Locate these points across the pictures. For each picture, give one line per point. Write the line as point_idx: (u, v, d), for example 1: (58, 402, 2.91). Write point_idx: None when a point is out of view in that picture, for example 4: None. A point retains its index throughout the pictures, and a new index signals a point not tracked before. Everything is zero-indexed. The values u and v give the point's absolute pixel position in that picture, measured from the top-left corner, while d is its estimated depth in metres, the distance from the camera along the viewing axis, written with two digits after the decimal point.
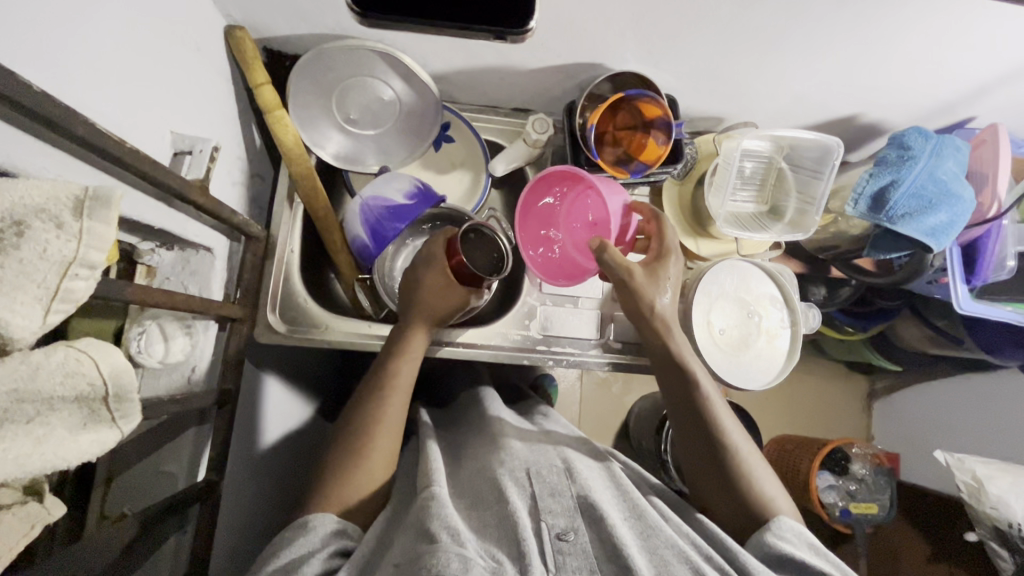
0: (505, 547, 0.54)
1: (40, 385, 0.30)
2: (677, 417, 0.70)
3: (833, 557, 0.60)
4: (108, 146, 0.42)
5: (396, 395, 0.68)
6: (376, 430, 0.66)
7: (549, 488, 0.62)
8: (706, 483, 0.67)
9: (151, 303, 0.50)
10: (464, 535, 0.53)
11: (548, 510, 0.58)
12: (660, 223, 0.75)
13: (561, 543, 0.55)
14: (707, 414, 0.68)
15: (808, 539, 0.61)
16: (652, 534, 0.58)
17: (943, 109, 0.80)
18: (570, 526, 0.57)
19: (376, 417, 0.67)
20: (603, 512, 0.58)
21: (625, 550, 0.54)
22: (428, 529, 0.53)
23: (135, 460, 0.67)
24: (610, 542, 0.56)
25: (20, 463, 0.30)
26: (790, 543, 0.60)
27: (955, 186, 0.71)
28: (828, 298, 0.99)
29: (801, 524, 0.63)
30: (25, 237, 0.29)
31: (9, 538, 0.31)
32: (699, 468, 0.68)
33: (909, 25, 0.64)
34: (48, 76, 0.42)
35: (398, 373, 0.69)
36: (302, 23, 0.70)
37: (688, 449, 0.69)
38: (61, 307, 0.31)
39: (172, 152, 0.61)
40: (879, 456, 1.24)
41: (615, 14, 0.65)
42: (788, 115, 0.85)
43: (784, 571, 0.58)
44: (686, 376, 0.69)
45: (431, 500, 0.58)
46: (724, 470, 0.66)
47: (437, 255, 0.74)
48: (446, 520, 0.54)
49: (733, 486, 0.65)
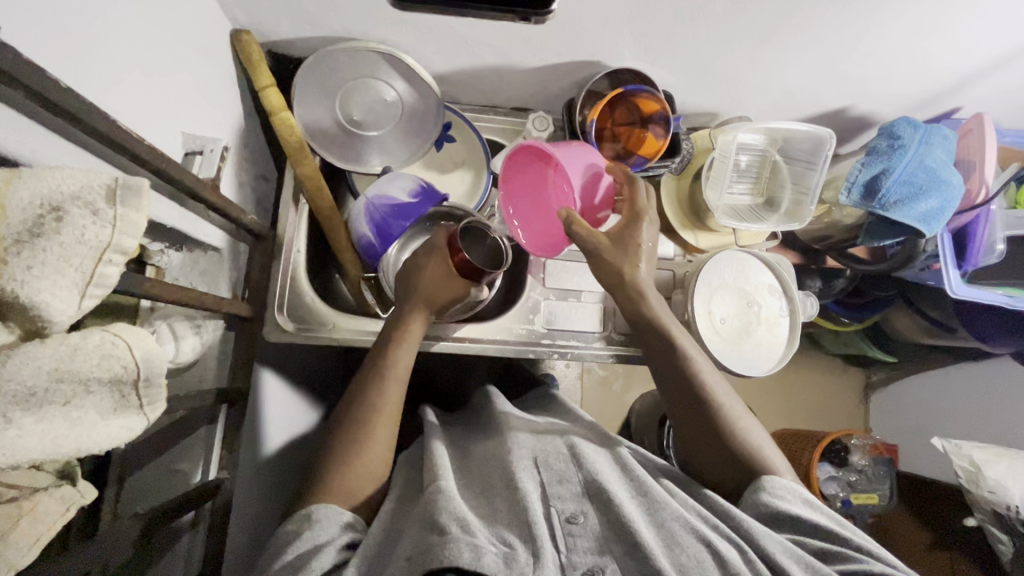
0: (516, 531, 0.55)
1: (78, 366, 0.31)
2: (665, 390, 0.71)
3: (825, 507, 0.62)
4: (129, 143, 0.43)
5: (392, 384, 0.69)
6: (379, 418, 0.67)
7: (557, 476, 0.63)
8: (709, 462, 0.68)
9: (168, 299, 0.51)
10: (474, 524, 0.54)
11: (557, 495, 0.60)
12: (631, 189, 0.74)
13: (570, 526, 0.56)
14: (696, 387, 0.69)
15: (802, 494, 0.62)
16: (658, 510, 0.59)
17: (930, 100, 0.83)
18: (579, 510, 0.58)
19: (383, 408, 0.68)
20: (610, 493, 0.59)
21: (632, 526, 0.55)
22: (438, 522, 0.54)
23: (148, 460, 0.67)
24: (619, 521, 0.56)
25: (58, 444, 0.31)
26: (784, 499, 0.61)
27: (944, 173, 0.73)
28: (823, 289, 1.01)
29: (793, 480, 0.64)
30: (64, 223, 0.30)
31: (48, 519, 0.32)
32: (696, 447, 0.68)
33: (894, 19, 0.66)
34: (69, 73, 0.43)
35: (397, 360, 0.70)
36: (307, 27, 0.71)
37: (681, 427, 0.70)
38: (96, 292, 0.32)
39: (183, 152, 0.62)
40: (878, 447, 1.26)
41: (612, 13, 0.67)
42: (781, 109, 0.87)
43: (781, 527, 0.59)
44: (672, 348, 0.71)
45: (439, 493, 0.59)
46: (723, 446, 0.67)
47: (440, 245, 0.76)
48: (455, 511, 0.55)
49: (737, 464, 0.65)
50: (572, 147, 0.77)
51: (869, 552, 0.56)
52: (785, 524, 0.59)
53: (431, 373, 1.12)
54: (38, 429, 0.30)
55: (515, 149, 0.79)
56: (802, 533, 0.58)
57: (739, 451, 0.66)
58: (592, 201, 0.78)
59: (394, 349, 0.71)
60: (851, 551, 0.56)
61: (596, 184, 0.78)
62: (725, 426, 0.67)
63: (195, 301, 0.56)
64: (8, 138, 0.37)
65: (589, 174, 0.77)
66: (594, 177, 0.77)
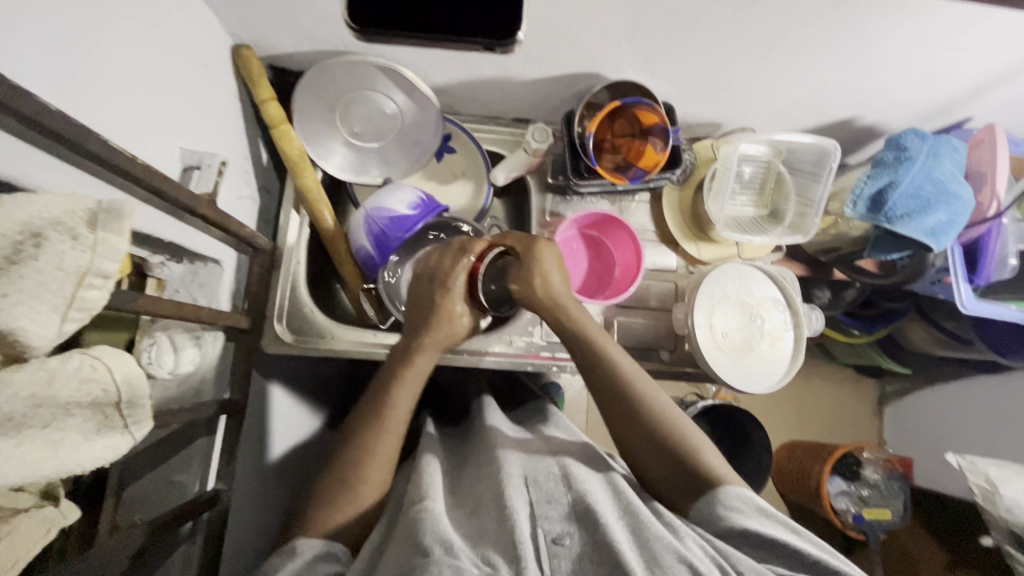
0: (501, 550, 0.54)
1: (57, 391, 0.31)
2: (597, 393, 0.72)
3: (784, 519, 0.59)
4: (120, 162, 0.43)
5: (392, 425, 0.67)
6: (374, 457, 0.65)
7: (546, 496, 0.62)
8: (650, 465, 0.67)
9: (163, 314, 0.51)
10: (459, 546, 0.53)
11: (544, 516, 0.59)
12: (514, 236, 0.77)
13: (556, 547, 0.55)
14: (631, 397, 0.69)
15: (757, 504, 0.60)
16: (643, 530, 0.56)
17: (940, 110, 0.81)
18: (566, 531, 0.57)
19: (382, 446, 0.66)
20: (598, 513, 0.57)
21: (617, 547, 0.53)
22: (421, 544, 0.53)
23: (147, 470, 0.68)
24: (604, 540, 0.54)
25: (38, 466, 0.31)
26: (741, 512, 0.59)
27: (953, 186, 0.71)
28: (832, 300, 0.98)
29: (750, 488, 0.62)
30: (43, 249, 0.30)
31: (30, 540, 0.33)
32: (639, 436, 0.68)
33: (900, 28, 0.64)
34: (63, 96, 0.44)
35: (398, 402, 0.69)
36: (306, 41, 0.72)
37: (623, 430, 0.69)
38: (77, 315, 0.32)
39: (182, 167, 0.63)
40: (891, 461, 1.23)
41: (610, 25, 0.66)
42: (786, 119, 0.86)
43: (753, 546, 0.55)
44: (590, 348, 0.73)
45: (425, 513, 0.57)
46: (665, 442, 0.66)
47: (457, 288, 0.73)
48: (441, 533, 0.54)
49: (678, 465, 0.65)
50: (615, 228, 0.87)
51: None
52: (758, 541, 0.55)
53: (431, 384, 1.10)
54: (17, 453, 0.30)
55: (575, 218, 0.86)
56: (772, 550, 0.55)
57: (680, 449, 0.66)
58: (607, 277, 0.87)
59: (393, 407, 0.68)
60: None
61: (609, 267, 0.88)
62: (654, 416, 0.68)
63: (190, 314, 0.56)
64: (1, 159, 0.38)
65: (610, 257, 0.88)
66: (621, 264, 0.87)
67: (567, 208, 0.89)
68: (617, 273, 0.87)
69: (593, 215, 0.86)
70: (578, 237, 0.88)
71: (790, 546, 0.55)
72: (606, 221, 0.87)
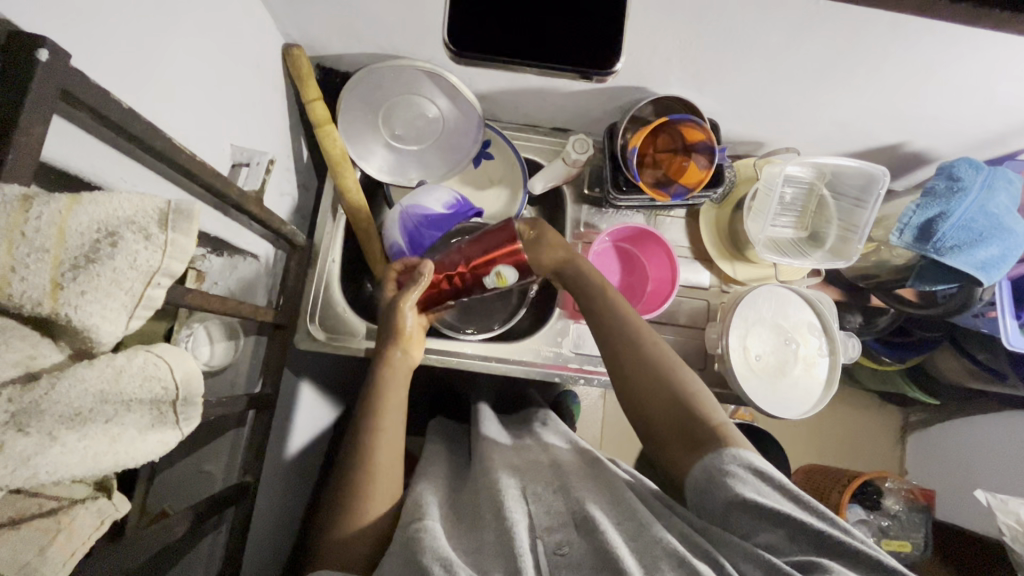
0: (501, 565, 0.51)
1: (122, 388, 0.32)
2: (603, 350, 0.71)
3: (788, 484, 0.56)
4: (182, 160, 0.43)
5: (384, 441, 0.65)
6: (384, 468, 0.63)
7: (546, 505, 0.60)
8: (657, 411, 0.64)
9: (208, 308, 0.51)
10: (459, 564, 0.50)
11: (544, 527, 0.57)
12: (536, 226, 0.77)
13: (558, 558, 0.53)
14: (638, 353, 0.68)
15: (758, 467, 0.57)
16: (643, 532, 0.54)
17: (993, 141, 0.79)
18: (565, 540, 0.55)
19: (380, 471, 0.63)
20: (597, 519, 0.55)
21: (617, 552, 0.50)
22: (419, 562, 0.50)
23: (177, 460, 0.69)
24: (603, 549, 0.51)
25: (98, 460, 0.31)
26: (741, 481, 0.55)
27: (1007, 220, 0.69)
28: (864, 326, 0.96)
29: (743, 445, 0.59)
30: (118, 248, 0.30)
31: (83, 534, 0.34)
32: (648, 389, 0.66)
33: (961, 58, 0.63)
34: (129, 94, 0.45)
35: (387, 415, 0.67)
36: (356, 43, 0.73)
37: (632, 386, 0.67)
38: (142, 312, 0.33)
39: (231, 163, 0.64)
40: (914, 492, 1.18)
41: (663, 41, 0.66)
42: (831, 142, 0.85)
43: (755, 520, 0.52)
44: (599, 305, 0.72)
45: (422, 531, 0.54)
46: (674, 392, 0.64)
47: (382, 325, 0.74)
48: (439, 551, 0.51)
49: (687, 415, 0.63)
50: (647, 242, 0.86)
51: (852, 559, 0.49)
52: (756, 514, 0.52)
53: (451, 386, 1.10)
54: (80, 446, 0.30)
55: (609, 230, 0.85)
56: (774, 524, 0.51)
57: (689, 403, 0.63)
58: (640, 291, 0.86)
59: (383, 416, 0.66)
60: (828, 558, 0.49)
61: (643, 280, 0.86)
62: (653, 355, 0.67)
63: (231, 311, 0.56)
64: (69, 154, 0.39)
65: (643, 271, 0.87)
66: (657, 277, 0.85)
67: (602, 219, 0.89)
68: (652, 288, 0.86)
69: (628, 228, 0.85)
70: (611, 251, 0.87)
71: (791, 517, 0.51)
72: (637, 233, 0.86)
